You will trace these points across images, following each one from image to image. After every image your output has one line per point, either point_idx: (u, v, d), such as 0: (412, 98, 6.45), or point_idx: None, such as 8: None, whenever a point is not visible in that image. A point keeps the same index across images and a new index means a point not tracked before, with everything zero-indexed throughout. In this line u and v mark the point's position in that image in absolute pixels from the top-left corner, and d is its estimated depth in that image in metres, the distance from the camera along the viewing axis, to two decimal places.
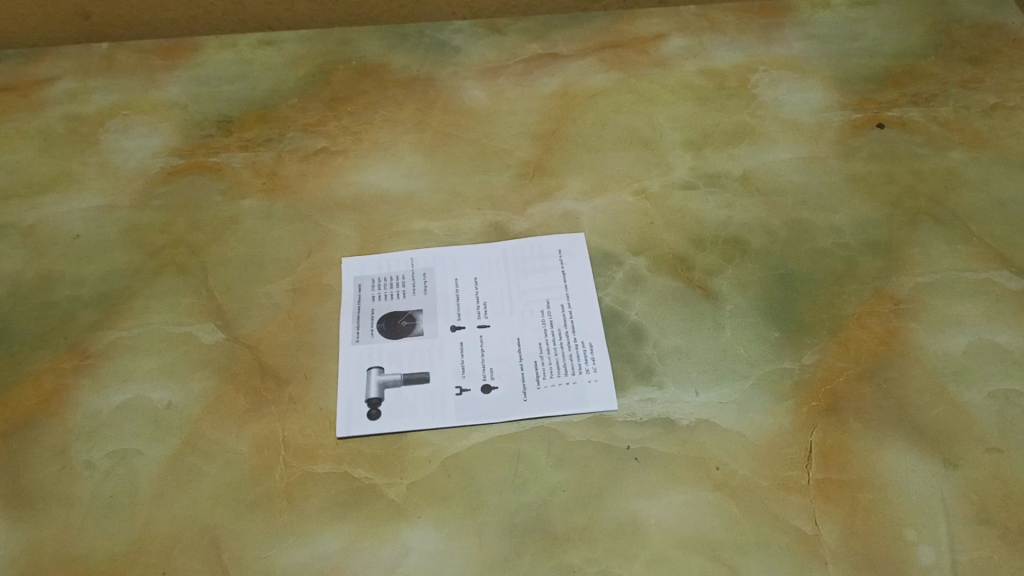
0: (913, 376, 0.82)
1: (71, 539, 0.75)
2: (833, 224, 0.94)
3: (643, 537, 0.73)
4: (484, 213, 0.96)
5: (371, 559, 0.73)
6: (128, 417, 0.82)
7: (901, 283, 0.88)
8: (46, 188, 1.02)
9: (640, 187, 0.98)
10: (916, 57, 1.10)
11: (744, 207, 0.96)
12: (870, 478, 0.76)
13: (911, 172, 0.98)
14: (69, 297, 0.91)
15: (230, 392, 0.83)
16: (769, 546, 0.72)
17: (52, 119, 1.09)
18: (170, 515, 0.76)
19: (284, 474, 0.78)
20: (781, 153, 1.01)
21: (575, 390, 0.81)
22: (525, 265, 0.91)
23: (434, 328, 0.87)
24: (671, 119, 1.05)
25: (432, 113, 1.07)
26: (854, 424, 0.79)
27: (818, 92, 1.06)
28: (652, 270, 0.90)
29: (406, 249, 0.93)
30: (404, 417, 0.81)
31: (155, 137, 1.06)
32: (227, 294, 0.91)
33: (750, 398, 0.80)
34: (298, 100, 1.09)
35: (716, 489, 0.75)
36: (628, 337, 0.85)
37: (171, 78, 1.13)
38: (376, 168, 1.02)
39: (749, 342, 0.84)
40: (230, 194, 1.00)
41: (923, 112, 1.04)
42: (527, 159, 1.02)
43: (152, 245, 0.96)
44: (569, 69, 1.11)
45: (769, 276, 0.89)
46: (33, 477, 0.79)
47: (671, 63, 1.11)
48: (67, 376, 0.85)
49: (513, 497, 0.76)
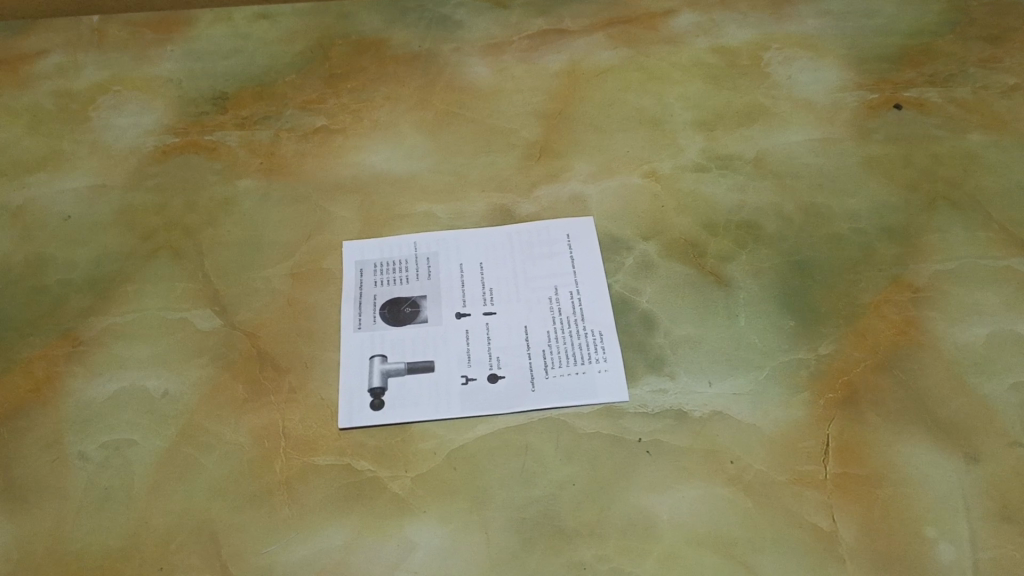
0: (932, 367, 0.79)
1: (64, 534, 0.73)
2: (849, 209, 0.91)
3: (656, 533, 0.71)
4: (489, 195, 0.93)
5: (375, 555, 0.70)
6: (123, 406, 0.80)
7: (919, 271, 0.86)
8: (35, 166, 0.98)
9: (650, 169, 0.95)
10: (932, 35, 1.06)
11: (758, 190, 0.93)
12: (889, 473, 0.74)
13: (928, 155, 0.95)
14: (60, 281, 0.88)
15: (227, 380, 0.81)
16: (787, 544, 0.70)
17: (41, 95, 1.05)
18: (167, 509, 0.74)
19: (284, 467, 0.75)
20: (795, 134, 0.98)
21: (585, 381, 0.79)
22: (532, 250, 0.88)
23: (438, 315, 0.84)
24: (681, 98, 1.02)
25: (434, 90, 1.04)
26: (872, 417, 0.77)
27: (833, 70, 1.03)
28: (663, 255, 0.88)
29: (409, 233, 0.90)
30: (408, 408, 0.78)
31: (148, 113, 1.03)
32: (224, 279, 0.88)
33: (765, 389, 0.78)
34: (295, 76, 1.06)
35: (731, 484, 0.73)
36: (639, 325, 0.82)
37: (164, 53, 1.09)
38: (377, 147, 0.98)
39: (763, 331, 0.82)
40: (226, 174, 0.97)
41: (941, 92, 1.01)
42: (533, 139, 0.98)
43: (146, 227, 0.92)
44: (576, 46, 1.07)
45: (783, 262, 0.87)
46: (23, 469, 0.76)
47: (681, 39, 1.08)
48: (59, 364, 0.82)
49: (521, 491, 0.73)
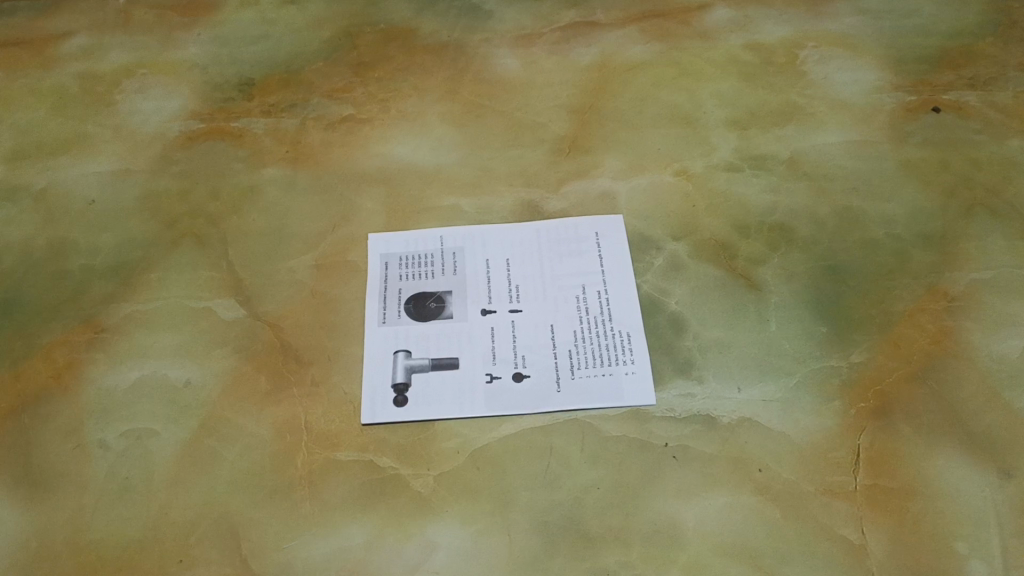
0: (967, 378, 0.78)
1: (83, 524, 0.72)
2: (884, 214, 0.89)
3: (681, 541, 0.70)
4: (517, 190, 0.92)
5: (396, 555, 0.69)
6: (144, 395, 0.79)
7: (955, 280, 0.84)
8: (59, 149, 0.98)
9: (681, 167, 0.93)
10: (972, 37, 1.04)
11: (791, 192, 0.91)
12: (920, 486, 0.72)
13: (966, 160, 0.93)
14: (83, 267, 0.88)
15: (250, 372, 0.80)
16: (816, 556, 0.69)
17: (66, 77, 1.05)
18: (186, 501, 0.73)
19: (306, 462, 0.75)
20: (830, 135, 0.96)
21: (611, 382, 0.78)
22: (560, 248, 0.87)
23: (463, 311, 0.83)
24: (714, 96, 1.00)
25: (462, 81, 1.02)
26: (905, 429, 0.75)
27: (869, 71, 1.01)
28: (693, 256, 0.86)
29: (435, 226, 0.89)
30: (432, 405, 0.77)
31: (173, 98, 1.02)
32: (248, 269, 0.87)
33: (796, 397, 0.77)
34: (322, 63, 1.05)
35: (760, 493, 0.72)
36: (667, 327, 0.81)
37: (190, 37, 1.08)
38: (403, 138, 0.97)
39: (794, 337, 0.80)
40: (251, 162, 0.96)
41: (980, 96, 0.98)
42: (562, 134, 0.97)
43: (170, 214, 0.92)
44: (607, 39, 1.06)
45: (816, 266, 0.85)
46: (44, 457, 0.76)
47: (715, 35, 1.06)
48: (81, 350, 0.82)
49: (545, 494, 0.72)
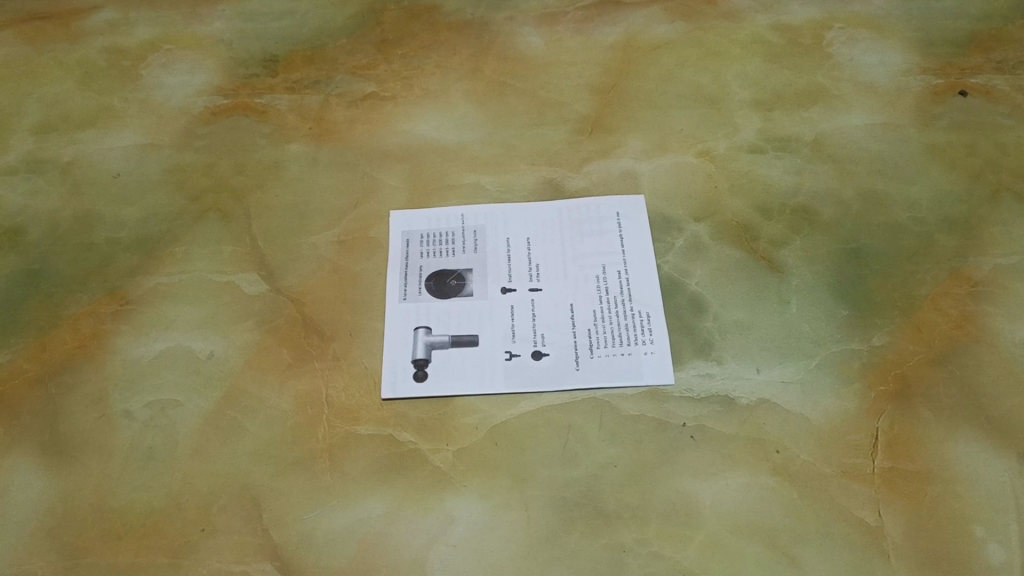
0: (989, 364, 0.77)
1: (107, 491, 0.73)
2: (909, 197, 0.88)
3: (698, 520, 0.70)
4: (539, 169, 0.92)
5: (414, 528, 0.70)
6: (168, 366, 0.80)
7: (979, 264, 0.83)
8: (86, 123, 0.99)
9: (704, 148, 0.93)
10: (1003, 19, 1.03)
11: (815, 174, 0.91)
12: (939, 471, 0.72)
13: (993, 144, 0.92)
14: (109, 239, 0.89)
15: (272, 345, 0.80)
16: (833, 537, 0.69)
17: (92, 51, 1.05)
18: (209, 471, 0.74)
19: (326, 435, 0.75)
20: (855, 118, 0.95)
21: (631, 362, 0.78)
22: (581, 228, 0.87)
23: (483, 290, 0.83)
24: (739, 76, 0.99)
25: (486, 59, 1.02)
26: (925, 413, 0.75)
27: (896, 53, 1.00)
28: (714, 238, 0.86)
29: (456, 204, 0.89)
30: (452, 381, 0.77)
31: (198, 73, 1.02)
32: (271, 243, 0.88)
33: (815, 379, 0.77)
34: (346, 40, 1.05)
35: (777, 474, 0.72)
36: (687, 308, 0.81)
37: (214, 12, 1.08)
38: (426, 116, 0.97)
39: (815, 320, 0.80)
40: (275, 138, 0.96)
41: (1009, 80, 0.97)
42: (585, 113, 0.97)
43: (195, 188, 0.92)
44: (632, 18, 1.05)
45: (838, 249, 0.85)
46: (70, 425, 0.77)
47: (741, 16, 1.05)
48: (106, 321, 0.83)
49: (562, 471, 0.73)
